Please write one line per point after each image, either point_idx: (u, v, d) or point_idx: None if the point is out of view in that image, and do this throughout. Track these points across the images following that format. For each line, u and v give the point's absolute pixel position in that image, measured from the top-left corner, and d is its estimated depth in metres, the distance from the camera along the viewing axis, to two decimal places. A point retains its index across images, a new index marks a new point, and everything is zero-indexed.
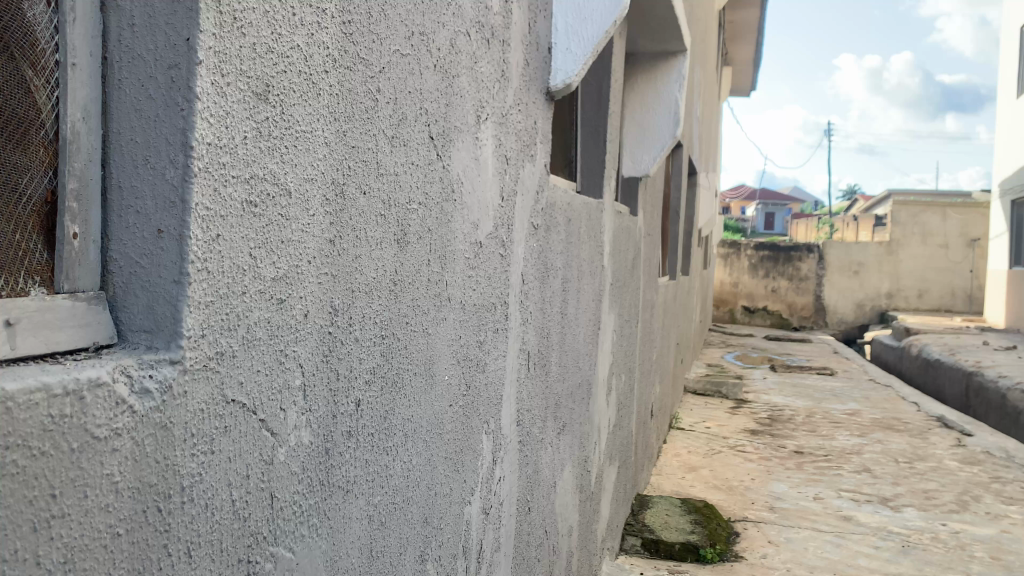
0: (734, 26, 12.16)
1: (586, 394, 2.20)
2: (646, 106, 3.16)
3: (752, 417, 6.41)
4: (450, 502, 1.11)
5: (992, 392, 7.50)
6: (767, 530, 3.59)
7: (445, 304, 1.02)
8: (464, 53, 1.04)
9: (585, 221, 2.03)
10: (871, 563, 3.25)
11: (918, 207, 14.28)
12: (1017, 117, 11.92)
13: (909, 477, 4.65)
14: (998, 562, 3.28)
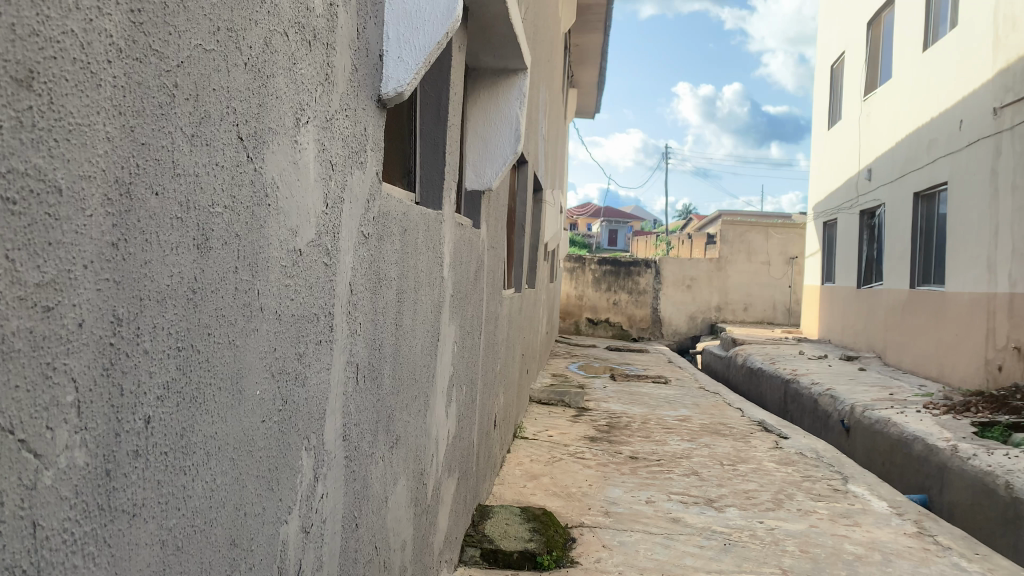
0: (580, 49, 12.63)
1: (423, 406, 2.18)
2: (489, 120, 3.20)
3: (592, 425, 6.63)
4: (264, 523, 1.06)
5: (806, 398, 8.16)
6: (601, 534, 3.71)
7: (256, 314, 0.98)
8: (281, 53, 1.01)
9: (423, 232, 2.01)
10: (695, 561, 3.43)
11: (744, 227, 15.37)
12: (829, 146, 13.10)
13: (732, 479, 4.97)
14: (807, 555, 3.55)
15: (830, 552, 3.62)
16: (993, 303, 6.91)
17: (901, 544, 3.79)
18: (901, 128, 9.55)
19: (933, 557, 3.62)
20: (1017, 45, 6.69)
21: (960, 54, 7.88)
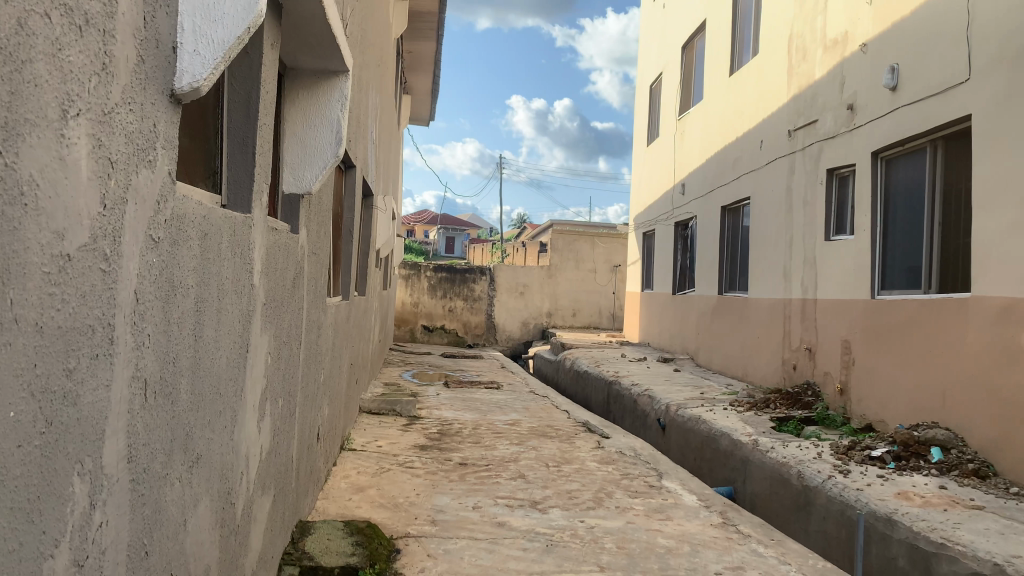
0: (412, 56, 12.58)
1: (229, 421, 2.06)
2: (308, 122, 3.11)
3: (423, 433, 6.59)
4: (22, 560, 0.94)
5: (627, 399, 8.56)
6: (427, 543, 3.68)
7: (9, 327, 0.88)
8: (41, 37, 0.91)
9: (229, 236, 1.91)
10: (518, 564, 3.48)
11: (573, 236, 15.97)
12: (648, 161, 13.87)
13: (556, 480, 5.11)
14: (623, 550, 3.72)
15: (644, 546, 3.80)
16: (788, 308, 7.57)
17: (707, 535, 4.05)
18: (711, 146, 10.28)
19: (735, 545, 3.89)
20: (807, 73, 7.39)
21: (760, 79, 8.59)
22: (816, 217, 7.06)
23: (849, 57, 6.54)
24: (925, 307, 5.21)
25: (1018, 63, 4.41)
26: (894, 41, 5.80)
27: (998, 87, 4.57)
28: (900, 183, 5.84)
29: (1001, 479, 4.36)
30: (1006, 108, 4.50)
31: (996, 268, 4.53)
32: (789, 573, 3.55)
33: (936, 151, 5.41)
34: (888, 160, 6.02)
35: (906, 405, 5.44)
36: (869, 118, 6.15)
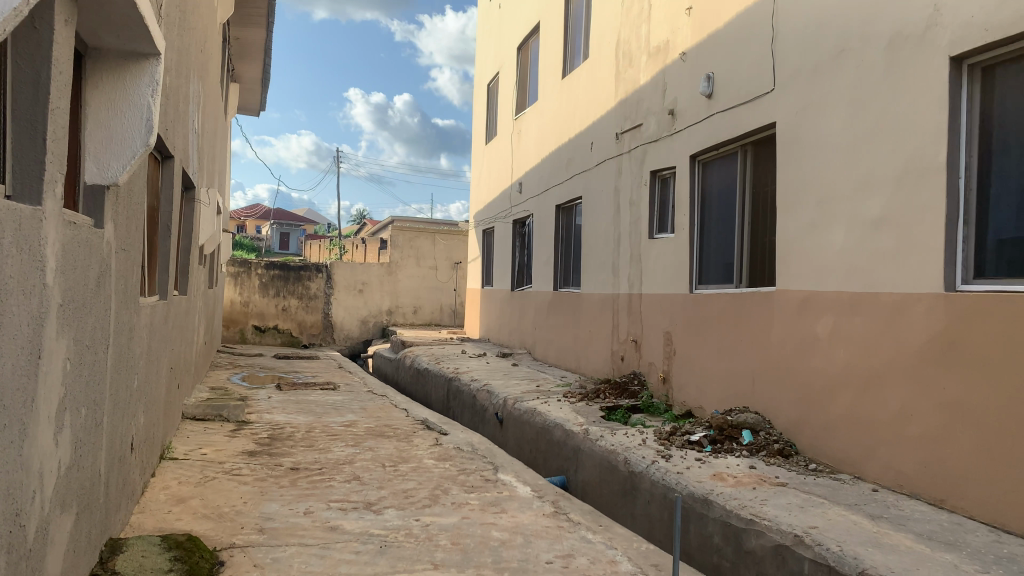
0: (240, 44, 11.99)
1: (17, 436, 1.86)
2: (114, 110, 2.87)
3: (252, 438, 6.31)
4: None
5: (465, 394, 8.63)
6: (253, 553, 3.52)
7: None
8: None
9: (12, 230, 1.72)
10: (351, 568, 3.41)
11: (412, 233, 15.93)
12: (486, 160, 14.03)
13: (392, 480, 5.05)
14: (457, 547, 3.73)
15: (478, 541, 3.83)
16: (617, 303, 7.91)
17: (540, 525, 4.14)
18: (545, 145, 10.54)
19: (565, 533, 4.01)
20: (632, 79, 7.74)
21: (590, 82, 8.89)
22: (641, 215, 7.42)
23: (670, 65, 6.91)
24: (737, 300, 5.61)
25: (814, 77, 4.84)
26: (710, 51, 6.19)
27: (797, 98, 5.00)
28: (716, 185, 6.24)
29: (802, 457, 4.77)
30: (805, 118, 4.93)
31: (796, 264, 4.96)
32: (616, 557, 3.70)
33: (747, 155, 5.83)
34: (705, 164, 6.42)
35: (721, 392, 5.84)
36: (688, 123, 6.53)
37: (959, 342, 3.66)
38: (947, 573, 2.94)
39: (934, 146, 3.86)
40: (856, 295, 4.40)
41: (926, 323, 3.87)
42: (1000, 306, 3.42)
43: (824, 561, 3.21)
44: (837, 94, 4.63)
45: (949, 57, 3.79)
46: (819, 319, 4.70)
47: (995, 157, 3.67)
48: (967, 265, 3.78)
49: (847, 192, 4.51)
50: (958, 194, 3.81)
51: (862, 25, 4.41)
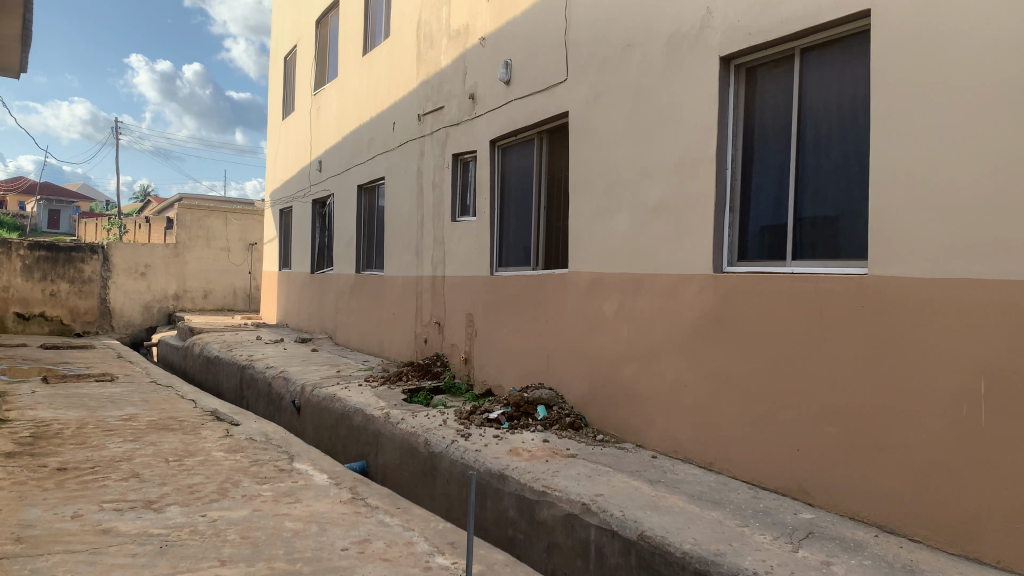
0: None
1: None
2: None
3: (10, 438, 5.64)
4: None
5: (260, 382, 8.26)
6: (7, 566, 3.14)
7: None
8: None
9: None
10: (125, 573, 3.14)
11: (202, 212, 14.99)
12: (283, 137, 13.45)
13: (176, 475, 4.72)
14: (247, 541, 3.56)
15: (269, 532, 3.69)
16: (419, 285, 7.90)
17: (336, 512, 4.06)
18: (346, 123, 10.27)
19: (362, 518, 3.96)
20: (433, 61, 7.72)
21: (391, 61, 8.77)
22: (443, 198, 7.45)
23: (470, 49, 6.96)
24: (533, 282, 5.80)
25: (603, 69, 5.07)
26: (508, 38, 6.30)
27: (588, 89, 5.22)
28: (515, 171, 6.43)
29: (590, 428, 5.05)
30: (595, 108, 5.16)
31: (586, 247, 5.20)
32: (413, 539, 3.71)
33: (543, 142, 6.05)
34: (504, 149, 6.58)
35: (518, 371, 6.02)
36: (487, 108, 6.62)
37: (725, 319, 4.01)
38: (713, 528, 3.23)
39: (706, 138, 4.19)
40: (638, 277, 4.70)
41: (697, 302, 4.21)
42: (759, 285, 3.79)
43: (609, 526, 3.41)
44: (623, 86, 4.88)
45: (718, 57, 4.11)
46: (606, 299, 4.97)
47: (758, 151, 4.05)
48: (733, 248, 4.16)
49: (632, 180, 4.78)
50: (724, 184, 4.16)
51: (645, 22, 4.68)
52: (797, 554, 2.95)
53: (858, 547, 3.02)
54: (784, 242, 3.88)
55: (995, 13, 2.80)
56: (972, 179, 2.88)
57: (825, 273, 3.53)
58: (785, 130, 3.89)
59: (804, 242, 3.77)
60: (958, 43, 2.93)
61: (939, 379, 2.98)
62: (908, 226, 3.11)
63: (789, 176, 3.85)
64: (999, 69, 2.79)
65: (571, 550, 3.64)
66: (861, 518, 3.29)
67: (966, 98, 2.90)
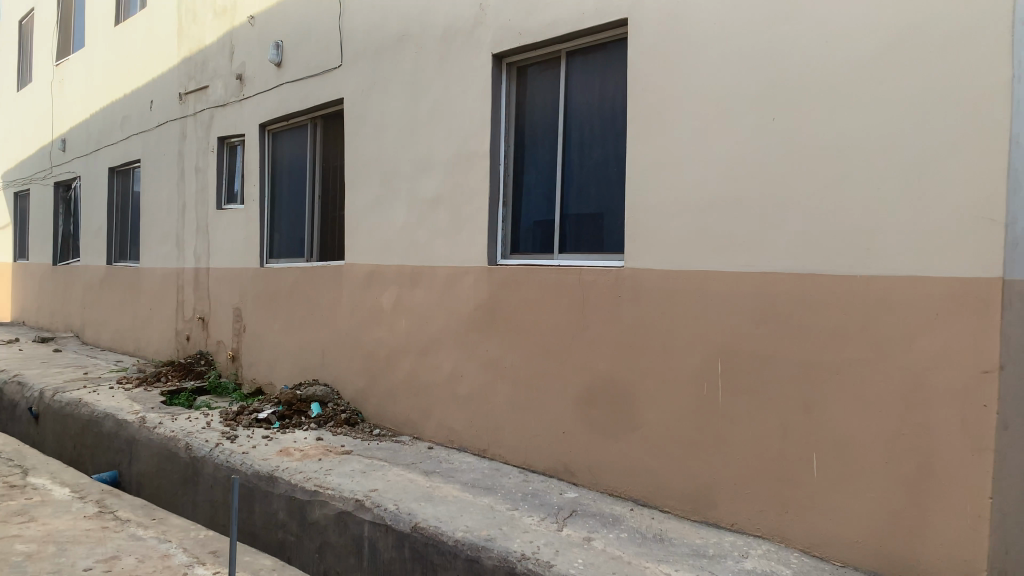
0: None
1: None
2: None
3: None
4: None
5: None
6: None
7: None
8: None
9: None
10: None
11: None
12: (17, 110, 11.90)
13: None
14: None
15: None
16: (181, 278, 7.34)
17: (77, 529, 3.65)
18: (94, 99, 9.29)
19: (110, 534, 3.60)
20: (196, 36, 7.18)
21: (148, 34, 8.04)
22: (208, 184, 6.96)
23: (238, 27, 6.55)
24: (306, 274, 5.59)
25: (378, 57, 4.99)
26: (278, 18, 6.00)
27: (364, 77, 5.12)
28: (288, 157, 6.18)
29: (366, 423, 4.98)
30: (371, 97, 5.06)
31: (363, 239, 5.11)
32: (170, 551, 3.44)
33: (316, 129, 5.85)
34: (275, 134, 6.28)
35: (290, 367, 5.79)
36: (256, 91, 6.28)
37: (497, 310, 4.11)
38: (484, 514, 3.30)
39: (479, 133, 4.26)
40: (414, 269, 4.69)
41: (472, 294, 4.28)
42: (529, 277, 3.93)
43: (382, 521, 3.37)
44: (399, 76, 4.83)
45: (491, 54, 4.19)
46: (383, 291, 4.91)
47: (529, 147, 4.20)
48: (505, 241, 4.28)
49: (408, 172, 4.76)
50: (497, 178, 4.26)
51: (420, 13, 4.66)
52: (562, 532, 3.11)
53: (616, 520, 3.23)
54: (552, 235, 4.06)
55: (732, 29, 3.09)
56: (712, 181, 3.17)
57: (588, 265, 3.73)
58: (553, 129, 4.06)
59: (569, 235, 3.96)
60: (701, 55, 3.20)
61: (686, 361, 3.25)
62: (659, 221, 3.37)
63: (556, 172, 4.02)
64: (733, 82, 3.09)
65: (344, 548, 3.55)
66: (619, 494, 3.52)
67: (708, 106, 3.18)
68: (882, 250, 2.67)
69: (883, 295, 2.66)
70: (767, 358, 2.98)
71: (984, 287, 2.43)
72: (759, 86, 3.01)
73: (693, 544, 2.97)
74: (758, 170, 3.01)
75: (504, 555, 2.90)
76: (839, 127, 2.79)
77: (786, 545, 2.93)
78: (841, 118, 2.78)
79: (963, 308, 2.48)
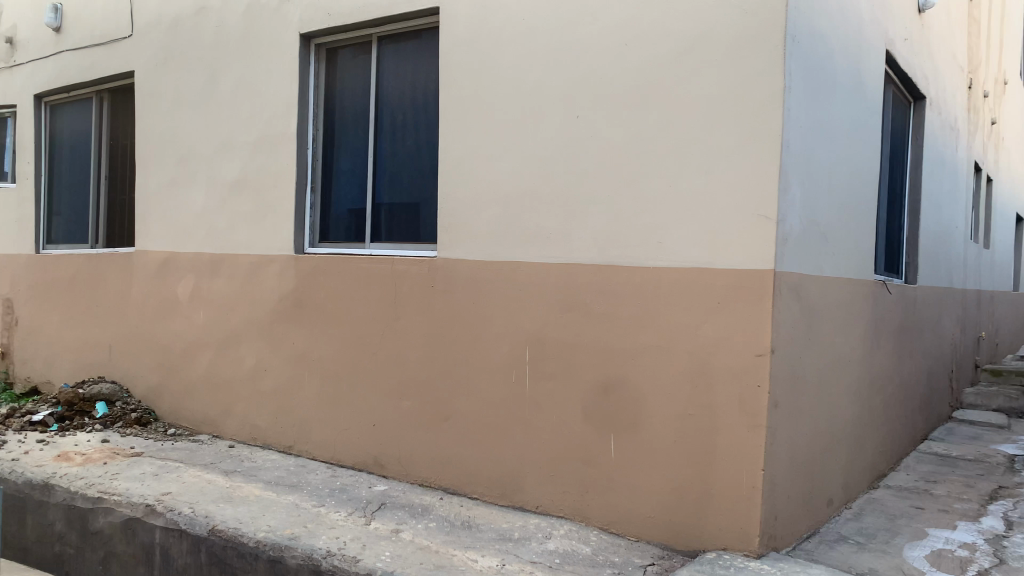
0: None
1: None
2: None
3: None
4: None
5: None
6: None
7: None
8: None
9: None
10: None
11: None
12: None
13: None
14: None
15: None
16: None
17: None
18: None
19: None
20: None
21: None
22: None
23: None
24: (91, 262, 5.11)
25: (175, 29, 4.64)
26: None
27: (158, 49, 4.74)
28: (69, 133, 5.60)
29: (160, 423, 4.64)
30: (166, 72, 4.70)
31: (156, 224, 4.74)
32: None
33: (103, 104, 5.35)
34: (53, 107, 5.67)
35: (72, 364, 5.27)
36: (30, 56, 5.63)
37: (304, 300, 3.97)
38: (288, 512, 3.18)
39: (286, 116, 4.08)
40: (214, 258, 4.42)
41: (277, 283, 4.10)
42: (338, 267, 3.82)
43: (176, 526, 3.15)
44: (198, 51, 4.52)
45: (298, 33, 4.02)
46: (180, 281, 4.59)
47: (340, 134, 4.08)
48: (314, 229, 4.13)
49: (207, 154, 4.47)
50: (305, 164, 4.10)
51: None
52: (369, 526, 3.06)
53: (424, 511, 3.23)
54: (363, 224, 3.97)
55: (540, 26, 3.16)
56: (520, 173, 3.24)
57: (399, 255, 3.69)
58: (364, 116, 3.97)
59: (380, 225, 3.89)
60: (511, 50, 3.25)
61: (494, 351, 3.30)
62: (469, 212, 3.39)
63: (367, 160, 3.94)
64: (541, 77, 3.17)
65: (131, 558, 3.28)
66: (429, 484, 3.52)
67: (518, 100, 3.24)
68: (674, 244, 2.85)
69: (673, 286, 2.84)
70: (569, 346, 3.09)
71: (760, 279, 2.65)
72: (565, 83, 3.10)
73: (499, 529, 3.04)
74: (563, 164, 3.11)
75: (309, 553, 2.80)
76: (637, 127, 2.94)
77: (586, 524, 3.06)
78: (638, 118, 2.93)
79: (742, 298, 2.69)
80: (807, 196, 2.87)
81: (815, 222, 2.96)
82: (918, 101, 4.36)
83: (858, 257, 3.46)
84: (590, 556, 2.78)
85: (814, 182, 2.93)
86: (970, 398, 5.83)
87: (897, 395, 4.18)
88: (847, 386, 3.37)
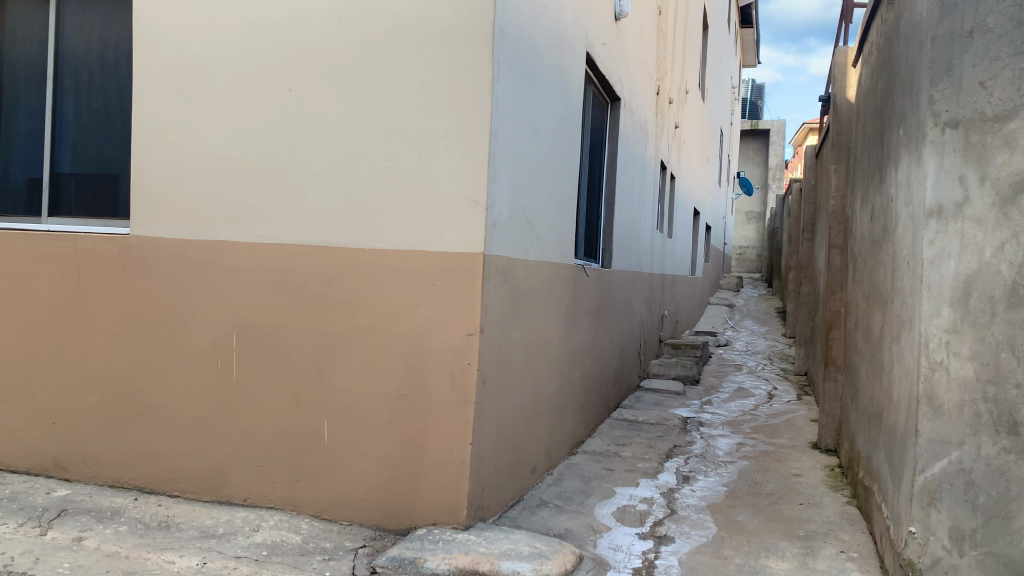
0: None
1: None
2: None
3: None
4: None
5: None
6: None
7: None
8: None
9: None
10: None
11: None
12: None
13: None
14: None
15: None
16: None
17: None
18: None
19: None
20: None
21: None
22: None
23: None
24: None
25: None
26: None
27: None
28: None
29: None
30: None
31: None
32: None
33: None
34: None
35: None
36: None
37: None
38: None
39: None
40: None
41: None
42: (8, 245, 3.31)
43: None
44: None
45: None
46: None
47: (9, 90, 3.52)
48: None
49: None
50: None
51: None
52: (45, 536, 2.71)
53: (114, 515, 2.93)
54: (38, 196, 3.46)
55: None
56: (228, 148, 3.04)
57: (85, 232, 3.28)
58: (40, 72, 3.46)
59: (62, 198, 3.42)
60: (216, 14, 3.03)
61: (197, 337, 3.08)
62: (170, 187, 3.12)
63: (45, 123, 3.44)
64: (249, 47, 2.99)
65: None
66: (121, 485, 3.20)
67: (225, 70, 3.03)
68: (388, 227, 2.85)
69: (387, 268, 2.85)
70: (281, 330, 2.97)
71: (470, 261, 2.75)
72: (276, 56, 2.96)
73: (201, 526, 2.85)
74: (274, 141, 2.97)
75: None
76: (351, 106, 2.88)
77: (297, 512, 2.97)
78: (353, 98, 2.88)
79: (453, 280, 2.77)
80: (513, 184, 3.01)
81: (521, 209, 3.13)
82: (615, 102, 4.78)
83: (561, 243, 3.71)
84: (300, 545, 2.71)
85: (519, 170, 3.08)
86: (655, 368, 6.58)
87: (594, 369, 4.58)
88: (550, 362, 3.62)
